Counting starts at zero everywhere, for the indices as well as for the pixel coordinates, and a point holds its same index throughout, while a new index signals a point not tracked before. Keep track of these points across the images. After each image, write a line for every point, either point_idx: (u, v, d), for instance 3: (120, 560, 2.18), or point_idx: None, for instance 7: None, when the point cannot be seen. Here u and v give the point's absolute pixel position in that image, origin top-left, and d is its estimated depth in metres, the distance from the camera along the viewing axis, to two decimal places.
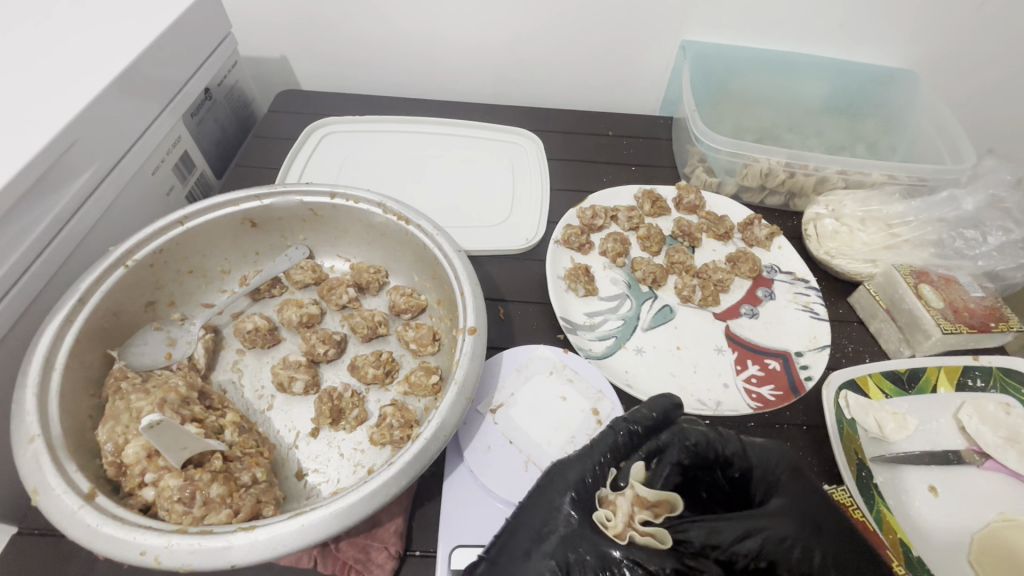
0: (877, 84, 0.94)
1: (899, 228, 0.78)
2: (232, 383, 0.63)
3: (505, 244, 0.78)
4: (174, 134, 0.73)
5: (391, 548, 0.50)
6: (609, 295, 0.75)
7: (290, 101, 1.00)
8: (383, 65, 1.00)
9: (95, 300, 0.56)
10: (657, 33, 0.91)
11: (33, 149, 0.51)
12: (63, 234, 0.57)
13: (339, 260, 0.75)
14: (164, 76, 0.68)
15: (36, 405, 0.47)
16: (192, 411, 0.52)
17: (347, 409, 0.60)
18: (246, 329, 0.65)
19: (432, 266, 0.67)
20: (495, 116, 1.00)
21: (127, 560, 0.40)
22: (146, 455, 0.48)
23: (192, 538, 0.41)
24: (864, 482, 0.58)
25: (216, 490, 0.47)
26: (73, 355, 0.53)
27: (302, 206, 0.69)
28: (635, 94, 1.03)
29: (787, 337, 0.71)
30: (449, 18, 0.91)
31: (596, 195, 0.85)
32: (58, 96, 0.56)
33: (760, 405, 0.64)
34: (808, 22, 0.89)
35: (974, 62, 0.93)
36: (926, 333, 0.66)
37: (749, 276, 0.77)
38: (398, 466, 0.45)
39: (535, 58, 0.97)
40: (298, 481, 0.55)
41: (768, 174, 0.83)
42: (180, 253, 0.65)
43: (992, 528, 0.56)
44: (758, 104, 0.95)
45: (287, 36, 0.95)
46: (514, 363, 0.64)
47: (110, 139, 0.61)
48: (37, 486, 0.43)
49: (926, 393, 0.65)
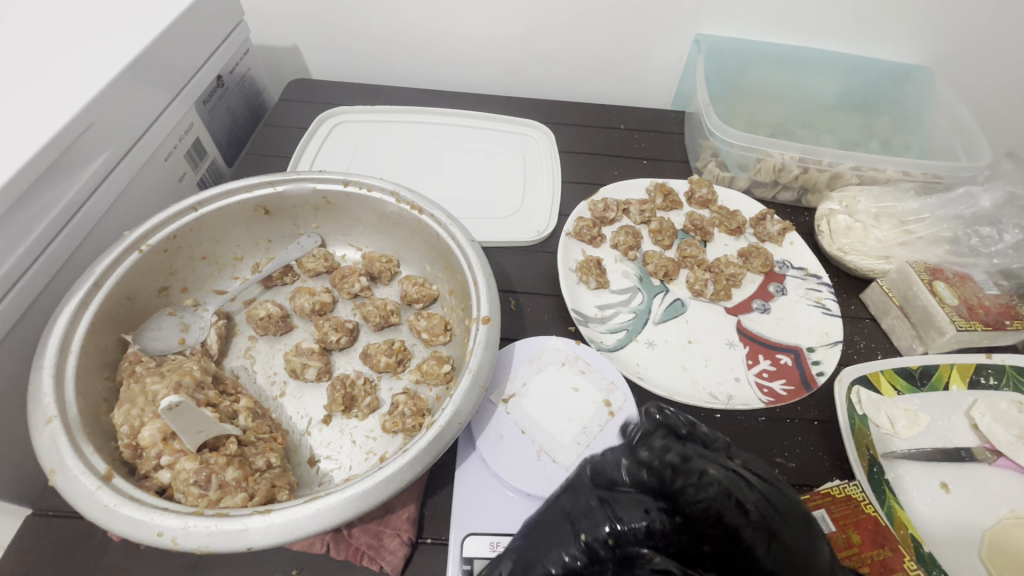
0: (893, 80, 0.93)
1: (913, 224, 0.77)
2: (245, 369, 0.63)
3: (516, 235, 0.78)
4: (187, 121, 0.73)
5: (403, 535, 0.50)
6: (620, 288, 0.75)
7: (301, 90, 1.00)
8: (395, 55, 0.99)
9: (110, 283, 0.56)
10: (672, 26, 0.90)
11: (48, 131, 0.51)
12: (77, 218, 0.57)
13: (351, 249, 0.75)
14: (177, 62, 0.67)
15: (52, 386, 0.47)
16: (207, 395, 0.52)
17: (360, 397, 0.60)
18: (259, 315, 0.65)
19: (445, 256, 0.67)
20: (506, 107, 1.00)
21: (144, 540, 0.41)
22: (161, 438, 0.48)
23: (209, 521, 0.41)
24: (875, 478, 0.57)
25: (231, 474, 0.47)
26: (89, 338, 0.53)
27: (316, 194, 0.69)
28: (648, 88, 1.02)
29: (799, 332, 0.71)
30: (462, 8, 0.90)
31: (609, 188, 0.84)
32: (73, 81, 0.56)
33: (772, 399, 0.64)
34: (824, 17, 0.88)
35: (991, 59, 0.92)
36: (940, 330, 0.66)
37: (761, 271, 0.77)
38: (413, 453, 0.45)
39: (548, 50, 0.96)
40: (310, 467, 0.56)
41: (781, 170, 0.82)
42: (194, 239, 0.65)
43: (1003, 525, 0.56)
44: (771, 99, 0.94)
45: (299, 25, 0.94)
46: (526, 354, 0.64)
47: (123, 123, 0.60)
48: (55, 467, 0.43)
49: (938, 390, 0.65)
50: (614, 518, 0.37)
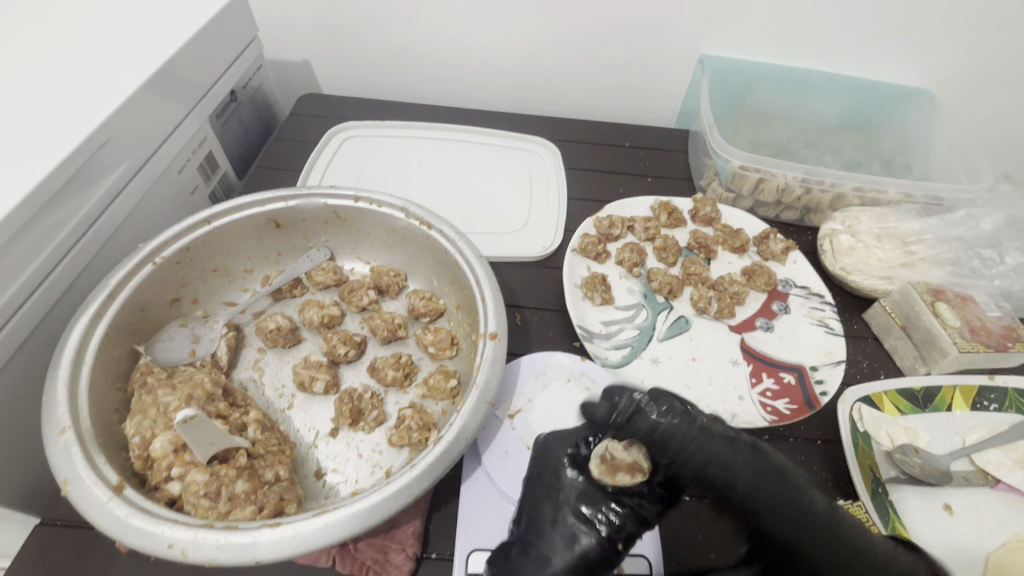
0: (892, 102, 0.95)
1: (915, 245, 0.78)
2: (253, 381, 0.64)
3: (522, 252, 0.79)
4: (200, 135, 0.74)
5: (408, 549, 0.51)
6: (625, 304, 0.76)
7: (311, 105, 1.01)
8: (404, 71, 1.01)
9: (124, 296, 0.57)
10: (677, 47, 0.92)
11: (68, 147, 0.52)
12: (93, 229, 0.58)
13: (360, 263, 0.76)
14: (193, 77, 0.69)
15: (66, 396, 0.48)
16: (217, 407, 0.53)
17: (367, 410, 0.60)
18: (268, 328, 0.66)
19: (453, 271, 0.68)
20: (513, 125, 1.01)
21: (155, 552, 0.41)
22: (173, 449, 0.49)
23: (219, 533, 0.42)
24: (879, 499, 0.58)
25: (240, 486, 0.47)
26: (102, 349, 0.54)
27: (326, 209, 0.70)
28: (652, 106, 1.04)
29: (802, 351, 0.72)
30: (472, 28, 0.92)
31: (614, 205, 0.86)
32: (92, 97, 0.57)
33: (775, 418, 0.64)
34: (828, 40, 0.90)
35: (991, 85, 0.94)
36: (942, 351, 0.67)
37: (765, 289, 0.78)
38: (421, 468, 0.46)
39: (555, 68, 0.98)
40: (317, 480, 0.56)
41: (784, 190, 0.83)
42: (205, 251, 0.66)
43: (1007, 549, 0.56)
44: (773, 120, 0.96)
45: (311, 41, 0.97)
46: (532, 369, 0.65)
47: (140, 138, 0.62)
48: (68, 477, 0.44)
49: (941, 411, 0.65)
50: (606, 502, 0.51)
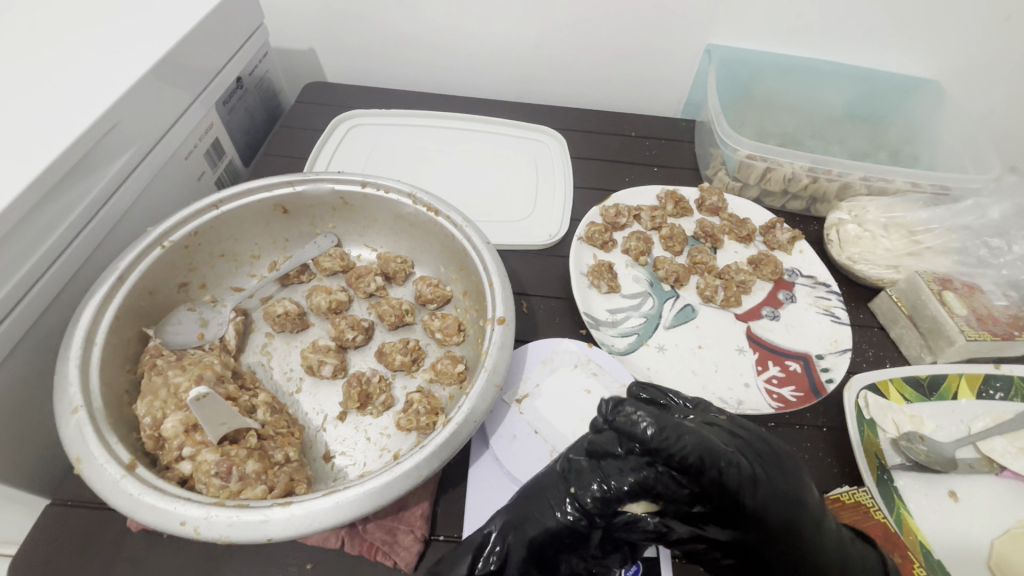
0: (901, 92, 0.94)
1: (922, 235, 0.78)
2: (261, 365, 0.64)
3: (528, 239, 0.79)
4: (206, 121, 0.74)
5: (417, 531, 0.51)
6: (631, 292, 0.76)
7: (316, 92, 1.01)
8: (410, 60, 1.01)
9: (133, 279, 0.57)
10: (684, 36, 0.92)
11: (77, 130, 0.52)
12: (101, 213, 0.58)
13: (366, 250, 0.76)
14: (199, 62, 0.69)
15: (78, 376, 0.48)
16: (227, 388, 0.53)
17: (375, 394, 0.60)
18: (276, 313, 0.66)
19: (459, 257, 0.68)
20: (519, 114, 1.01)
21: (168, 529, 0.41)
22: (184, 429, 0.49)
23: (231, 511, 0.42)
24: (884, 485, 0.58)
25: (251, 467, 0.48)
26: (112, 331, 0.54)
27: (333, 195, 0.70)
28: (658, 96, 1.03)
29: (808, 340, 0.72)
30: (477, 16, 0.92)
31: (621, 194, 0.86)
32: (100, 81, 0.57)
33: (782, 405, 0.64)
34: (836, 29, 0.89)
35: (1001, 75, 0.93)
36: (949, 339, 0.66)
37: (771, 278, 0.78)
38: (430, 449, 0.46)
39: (561, 58, 0.98)
40: (325, 463, 0.56)
41: (791, 179, 0.83)
42: (213, 236, 0.66)
43: (1012, 535, 0.56)
44: (780, 110, 0.96)
45: (317, 29, 0.96)
46: (539, 355, 0.65)
47: (147, 122, 0.62)
48: (81, 455, 0.44)
49: (946, 399, 0.65)
50: (603, 479, 0.45)
